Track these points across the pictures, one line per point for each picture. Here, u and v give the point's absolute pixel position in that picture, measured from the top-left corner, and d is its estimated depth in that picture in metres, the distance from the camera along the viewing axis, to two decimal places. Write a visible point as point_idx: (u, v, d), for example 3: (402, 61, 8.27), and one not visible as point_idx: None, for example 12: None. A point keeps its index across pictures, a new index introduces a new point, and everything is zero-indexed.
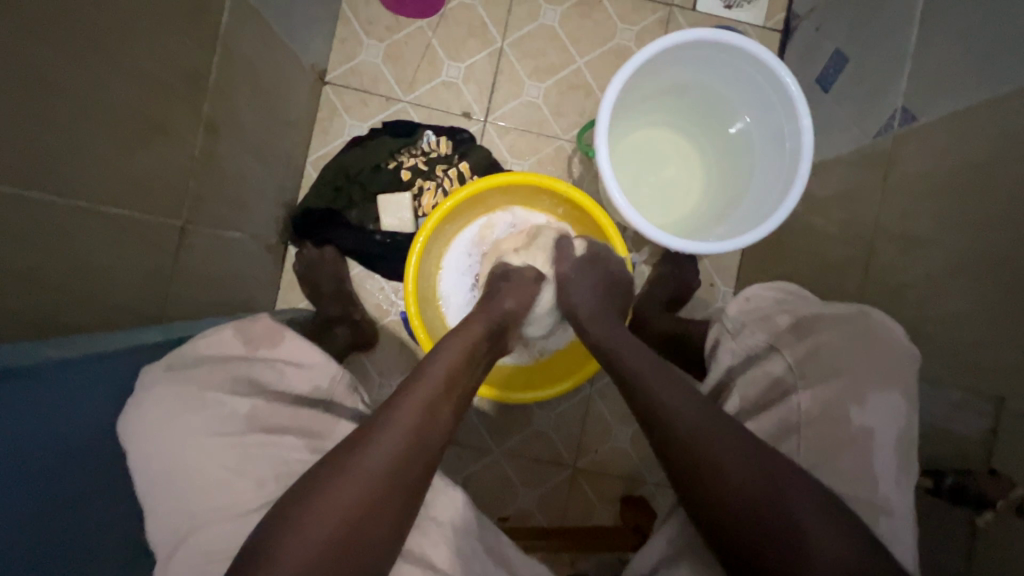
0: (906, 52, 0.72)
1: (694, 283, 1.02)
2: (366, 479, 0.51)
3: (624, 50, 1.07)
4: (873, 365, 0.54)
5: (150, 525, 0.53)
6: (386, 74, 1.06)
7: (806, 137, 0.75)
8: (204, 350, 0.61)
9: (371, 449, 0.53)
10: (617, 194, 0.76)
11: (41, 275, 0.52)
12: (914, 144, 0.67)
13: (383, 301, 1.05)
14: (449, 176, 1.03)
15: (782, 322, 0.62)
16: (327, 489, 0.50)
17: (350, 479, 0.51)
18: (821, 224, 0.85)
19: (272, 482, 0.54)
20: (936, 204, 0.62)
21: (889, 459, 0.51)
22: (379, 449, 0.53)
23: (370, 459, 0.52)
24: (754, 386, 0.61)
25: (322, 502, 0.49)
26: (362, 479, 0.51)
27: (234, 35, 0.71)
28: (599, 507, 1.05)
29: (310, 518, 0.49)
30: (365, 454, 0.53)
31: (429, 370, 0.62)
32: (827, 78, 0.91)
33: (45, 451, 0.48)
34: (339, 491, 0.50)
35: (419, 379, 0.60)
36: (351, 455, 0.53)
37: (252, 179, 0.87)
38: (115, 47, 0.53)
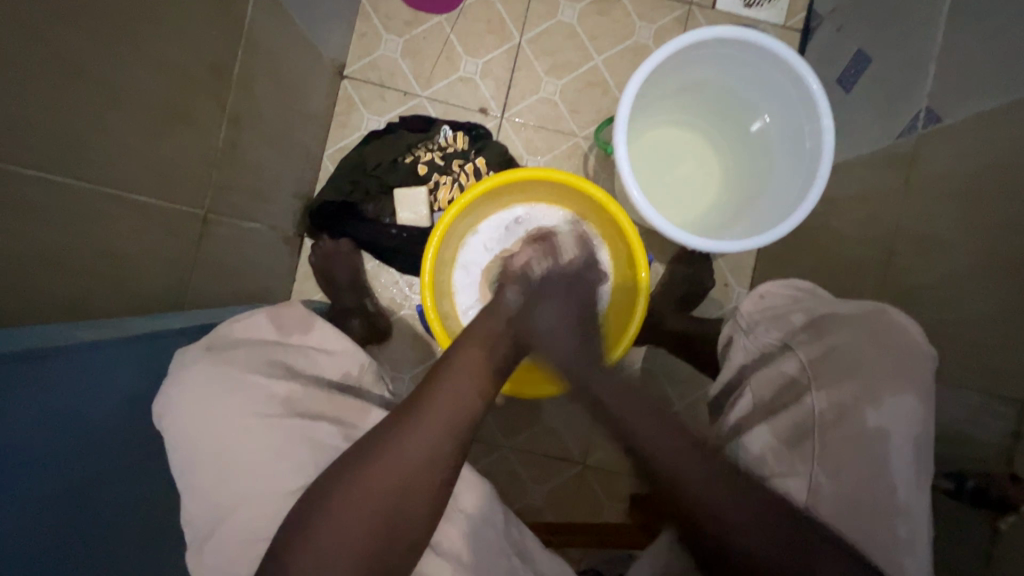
0: (931, 51, 0.71)
1: (709, 283, 1.02)
2: (395, 473, 0.53)
3: (642, 48, 1.06)
4: (887, 366, 0.54)
5: (188, 502, 0.54)
6: (404, 68, 1.06)
7: (826, 138, 0.75)
8: (240, 334, 0.63)
9: (405, 438, 0.55)
10: (634, 190, 0.76)
11: (68, 260, 0.53)
12: (937, 146, 0.66)
13: (397, 295, 1.06)
14: (465, 171, 1.02)
15: (796, 321, 0.63)
16: (365, 474, 0.52)
17: (387, 467, 0.53)
18: (839, 225, 0.85)
19: (314, 463, 0.55)
20: (959, 207, 0.62)
21: (906, 457, 0.50)
22: (416, 436, 0.56)
23: (406, 447, 0.55)
24: (768, 385, 0.61)
25: (364, 485, 0.52)
26: (398, 465, 0.54)
27: (257, 28, 0.72)
28: (607, 505, 1.05)
29: (345, 502, 0.51)
30: (403, 442, 0.55)
31: (453, 368, 0.63)
32: (849, 78, 0.90)
33: (73, 432, 0.49)
34: (375, 480, 0.52)
35: (447, 377, 0.62)
36: (385, 444, 0.54)
37: (271, 171, 0.87)
38: (143, 38, 0.54)
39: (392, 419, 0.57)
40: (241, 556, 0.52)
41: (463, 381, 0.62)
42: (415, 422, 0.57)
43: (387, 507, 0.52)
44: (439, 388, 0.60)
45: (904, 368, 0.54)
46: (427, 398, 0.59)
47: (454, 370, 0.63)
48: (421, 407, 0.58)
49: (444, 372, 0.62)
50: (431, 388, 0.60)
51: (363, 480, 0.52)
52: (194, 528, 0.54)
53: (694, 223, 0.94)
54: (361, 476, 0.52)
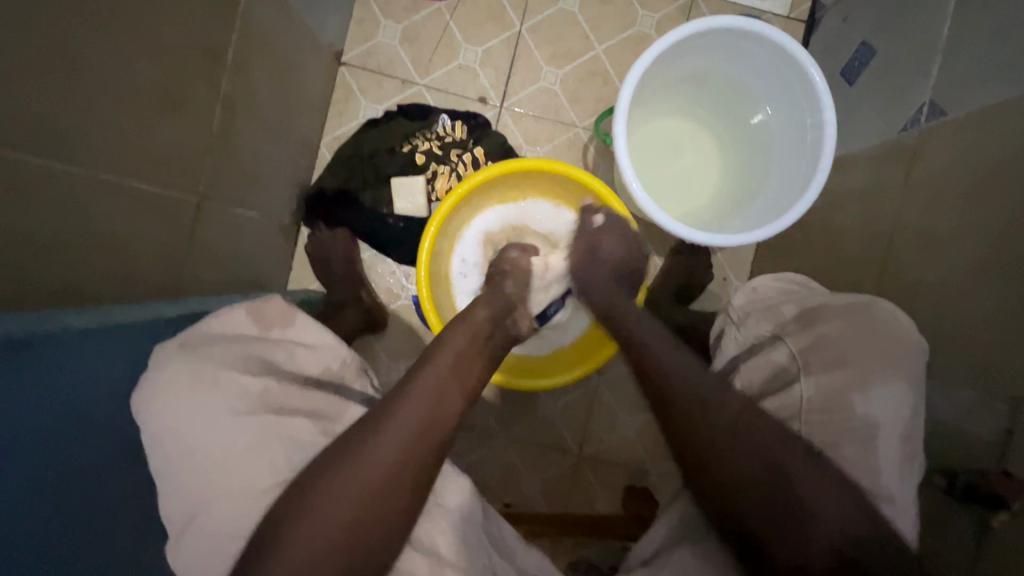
0: (936, 44, 0.70)
1: (706, 276, 1.02)
2: (382, 454, 0.54)
3: (644, 37, 1.05)
4: (875, 354, 0.52)
5: (165, 498, 0.53)
6: (402, 55, 1.05)
7: (829, 131, 0.74)
8: (218, 330, 0.62)
9: (377, 437, 0.55)
10: (633, 183, 0.75)
11: (59, 246, 0.53)
12: (941, 140, 0.66)
13: (394, 285, 1.06)
14: (463, 161, 1.02)
15: (788, 313, 0.61)
16: (335, 477, 0.52)
17: (358, 468, 0.53)
18: (839, 219, 0.84)
19: (285, 463, 0.54)
20: (960, 203, 0.61)
21: (891, 449, 0.49)
22: (387, 434, 0.55)
23: (379, 446, 0.54)
24: (756, 373, 0.59)
25: (334, 488, 0.51)
26: (385, 446, 0.54)
27: (253, 12, 0.71)
28: (602, 495, 1.05)
29: (338, 482, 0.52)
30: (374, 442, 0.54)
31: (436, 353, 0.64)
32: (852, 71, 0.89)
33: (63, 419, 0.48)
34: (343, 484, 0.51)
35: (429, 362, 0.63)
36: (375, 422, 0.56)
37: (267, 158, 0.86)
38: (135, 20, 0.53)
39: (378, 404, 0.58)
40: (216, 558, 0.51)
41: (440, 376, 0.62)
42: (384, 420, 0.56)
43: (371, 491, 0.52)
44: (412, 385, 0.60)
45: (894, 353, 0.52)
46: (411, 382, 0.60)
47: (428, 367, 0.62)
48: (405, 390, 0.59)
49: (419, 371, 0.62)
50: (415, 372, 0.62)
51: (332, 485, 0.51)
52: (173, 522, 0.53)
53: (695, 215, 0.93)
54: (331, 482, 0.52)
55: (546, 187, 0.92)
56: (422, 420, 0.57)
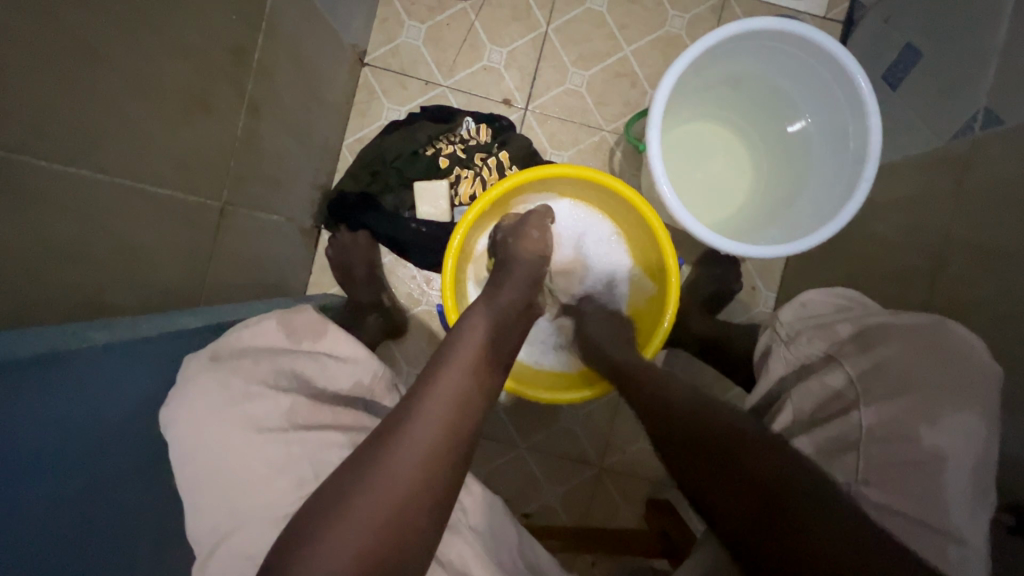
0: (992, 49, 0.66)
1: (736, 286, 0.99)
2: (406, 462, 0.51)
3: (675, 38, 1.02)
4: (940, 381, 0.50)
5: (192, 518, 0.52)
6: (426, 56, 1.03)
7: (874, 138, 0.71)
8: (247, 342, 0.61)
9: (404, 432, 0.52)
10: (667, 192, 0.72)
11: (84, 253, 0.51)
12: (998, 150, 0.62)
13: (415, 290, 1.04)
14: (487, 166, 0.99)
15: (843, 331, 0.59)
16: (363, 477, 0.49)
17: (388, 466, 0.50)
18: (881, 230, 0.81)
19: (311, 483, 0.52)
20: (1022, 219, 0.57)
21: (962, 482, 0.45)
22: (414, 428, 0.53)
23: (407, 443, 0.51)
24: (809, 398, 0.57)
25: (366, 488, 0.49)
26: (408, 454, 0.51)
27: (279, 11, 0.69)
28: (623, 507, 1.03)
29: (363, 497, 0.48)
30: (400, 438, 0.52)
31: (453, 351, 0.61)
32: (896, 74, 0.85)
33: (87, 435, 0.47)
34: (371, 491, 0.48)
35: (447, 360, 0.60)
36: (396, 429, 0.52)
37: (290, 161, 0.85)
38: (162, 21, 0.51)
39: (397, 410, 0.55)
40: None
41: (464, 369, 0.59)
42: (411, 415, 0.54)
43: (397, 503, 0.49)
44: (436, 378, 0.57)
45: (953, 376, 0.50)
46: (430, 383, 0.57)
47: (449, 360, 0.60)
48: (423, 393, 0.56)
49: (441, 364, 0.59)
50: (433, 372, 0.58)
51: (364, 485, 0.49)
52: (200, 543, 0.51)
53: (728, 224, 0.90)
54: (359, 488, 0.49)
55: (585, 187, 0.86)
56: (449, 415, 0.55)
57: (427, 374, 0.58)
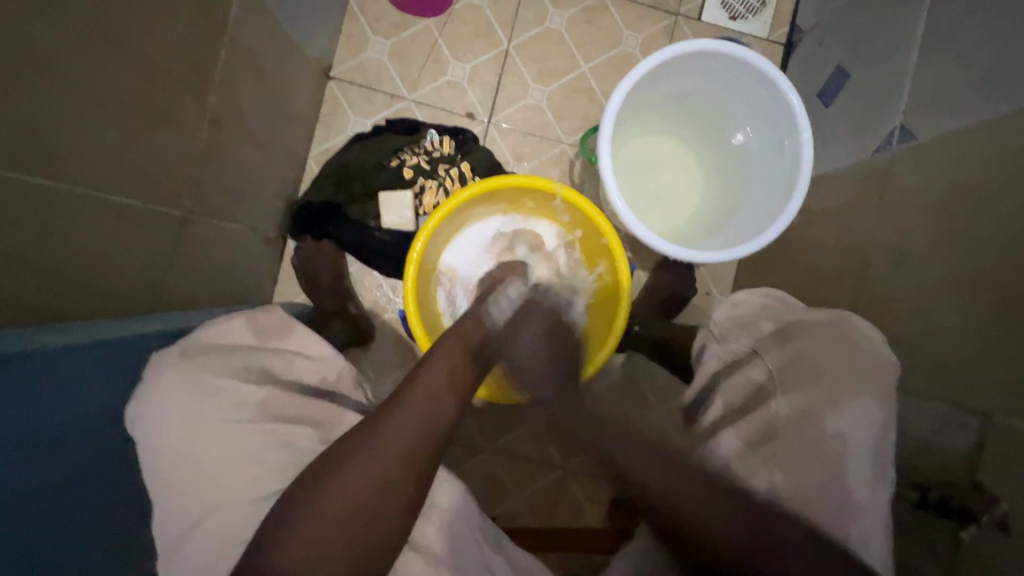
0: (905, 71, 0.73)
1: (690, 291, 1.03)
2: (378, 460, 0.54)
3: (629, 56, 1.08)
4: (850, 368, 0.56)
5: (156, 513, 0.53)
6: (391, 70, 1.06)
7: (806, 151, 0.76)
8: (213, 339, 0.62)
9: (384, 428, 0.56)
10: (618, 201, 0.76)
11: (41, 260, 0.52)
12: (910, 162, 0.68)
13: (381, 298, 1.05)
14: (450, 176, 1.03)
15: (765, 329, 0.64)
16: (333, 479, 0.52)
17: (364, 456, 0.54)
18: (817, 236, 0.86)
19: (281, 474, 0.55)
20: (931, 224, 0.63)
21: (862, 465, 0.51)
22: (392, 424, 0.57)
23: (386, 437, 0.56)
24: (738, 392, 0.63)
25: (337, 484, 0.52)
26: (381, 452, 0.54)
27: (241, 27, 0.71)
28: (588, 508, 1.05)
29: (333, 488, 0.51)
30: (374, 441, 0.55)
31: (432, 363, 0.65)
32: (828, 93, 0.92)
33: (44, 439, 0.48)
34: (341, 483, 0.52)
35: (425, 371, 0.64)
36: (372, 428, 0.56)
37: (254, 170, 0.86)
38: (123, 37, 0.53)
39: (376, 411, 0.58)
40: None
41: (444, 376, 0.64)
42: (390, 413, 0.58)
43: (366, 496, 0.52)
44: (414, 386, 0.62)
45: (872, 372, 0.55)
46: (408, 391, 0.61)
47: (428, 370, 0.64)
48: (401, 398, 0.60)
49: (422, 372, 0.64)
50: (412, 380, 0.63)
51: (339, 476, 0.52)
52: (163, 542, 0.52)
53: (679, 231, 0.94)
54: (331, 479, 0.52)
55: (507, 203, 0.94)
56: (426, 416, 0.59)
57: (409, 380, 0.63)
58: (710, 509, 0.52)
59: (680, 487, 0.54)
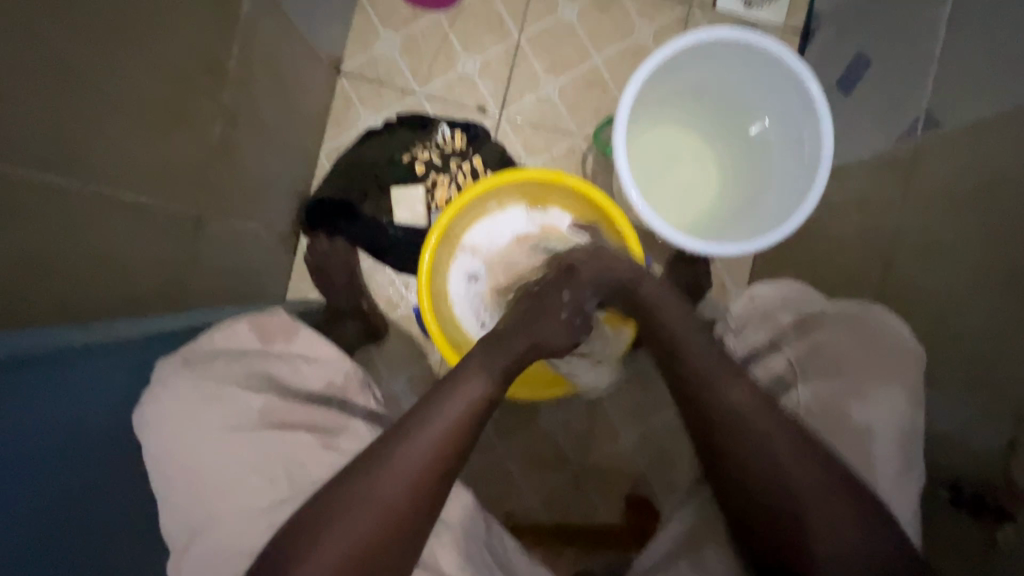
0: (930, 57, 0.71)
1: (706, 284, 1.02)
2: (381, 498, 0.52)
3: (642, 47, 1.06)
4: (871, 359, 0.55)
5: (165, 514, 0.54)
6: (402, 65, 1.05)
7: (826, 141, 0.75)
8: (219, 344, 0.61)
9: (377, 484, 0.52)
10: (633, 193, 0.75)
11: (59, 260, 0.52)
12: (936, 153, 0.66)
13: (394, 294, 1.05)
14: (463, 170, 1.03)
15: (785, 320, 0.63)
16: (336, 513, 0.51)
17: (350, 519, 0.51)
18: (838, 228, 0.84)
19: (281, 479, 0.55)
20: (958, 215, 0.62)
21: (890, 456, 0.52)
22: (386, 480, 0.52)
23: (378, 494, 0.52)
24: (755, 383, 0.61)
25: (339, 520, 0.50)
26: (384, 491, 0.52)
27: (252, 23, 0.71)
28: (603, 505, 1.05)
29: (333, 526, 0.50)
30: (379, 477, 0.53)
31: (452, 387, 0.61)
32: (849, 81, 0.89)
33: (63, 439, 0.48)
34: (342, 519, 0.50)
35: (445, 395, 0.60)
36: (381, 462, 0.53)
37: (266, 168, 0.86)
38: (135, 35, 0.53)
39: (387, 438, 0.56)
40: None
41: (448, 420, 0.58)
42: (385, 464, 0.53)
43: (369, 535, 0.51)
44: (429, 413, 0.58)
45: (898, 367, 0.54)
46: (423, 418, 0.57)
47: (448, 394, 0.60)
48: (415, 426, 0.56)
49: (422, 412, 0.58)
50: (429, 404, 0.59)
51: (342, 512, 0.51)
52: (173, 540, 0.53)
53: (694, 224, 0.93)
54: (333, 514, 0.51)
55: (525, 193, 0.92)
56: (424, 467, 0.54)
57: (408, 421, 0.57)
58: (809, 474, 0.51)
59: (775, 442, 0.53)
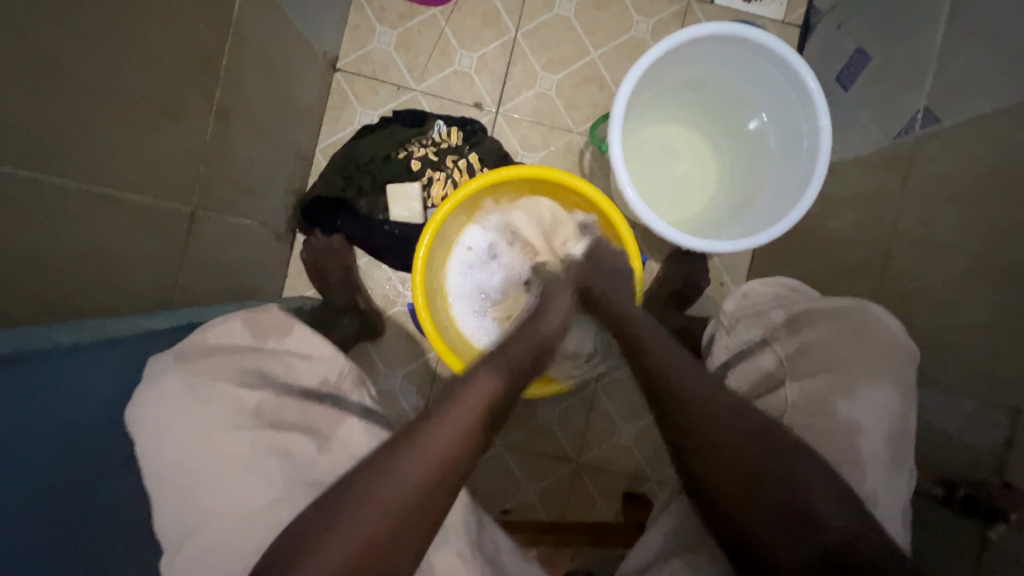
0: (929, 51, 0.70)
1: (704, 282, 1.01)
2: (410, 477, 0.52)
3: (640, 43, 1.05)
4: (867, 359, 0.55)
5: (159, 516, 0.53)
6: (398, 62, 1.05)
7: (824, 137, 0.74)
8: (212, 342, 0.62)
9: (421, 446, 0.55)
10: (629, 190, 0.75)
11: (52, 257, 0.52)
12: (935, 148, 0.66)
13: (390, 292, 1.05)
14: (459, 168, 1.02)
15: (776, 316, 0.63)
16: (370, 493, 0.50)
17: (383, 498, 0.50)
18: (836, 225, 0.84)
19: (278, 477, 0.54)
20: (956, 212, 0.61)
21: (887, 462, 0.51)
22: (416, 461, 0.53)
23: (406, 474, 0.52)
24: (747, 381, 0.61)
25: (373, 502, 0.50)
26: (414, 472, 0.52)
27: (246, 20, 0.70)
28: (600, 503, 1.05)
29: (367, 507, 0.49)
30: (411, 459, 0.53)
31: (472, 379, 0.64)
32: (848, 76, 0.89)
33: (56, 436, 0.48)
34: (377, 499, 0.50)
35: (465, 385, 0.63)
36: (412, 444, 0.54)
37: (262, 165, 0.86)
38: (128, 33, 0.52)
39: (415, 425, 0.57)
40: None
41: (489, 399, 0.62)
42: (431, 431, 0.56)
43: (399, 519, 0.50)
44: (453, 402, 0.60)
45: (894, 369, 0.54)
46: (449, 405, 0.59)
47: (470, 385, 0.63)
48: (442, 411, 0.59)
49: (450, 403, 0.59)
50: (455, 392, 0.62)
51: (378, 491, 0.50)
52: (166, 542, 0.52)
53: (690, 220, 0.92)
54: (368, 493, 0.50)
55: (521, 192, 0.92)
56: (464, 429, 0.58)
57: (451, 397, 0.61)
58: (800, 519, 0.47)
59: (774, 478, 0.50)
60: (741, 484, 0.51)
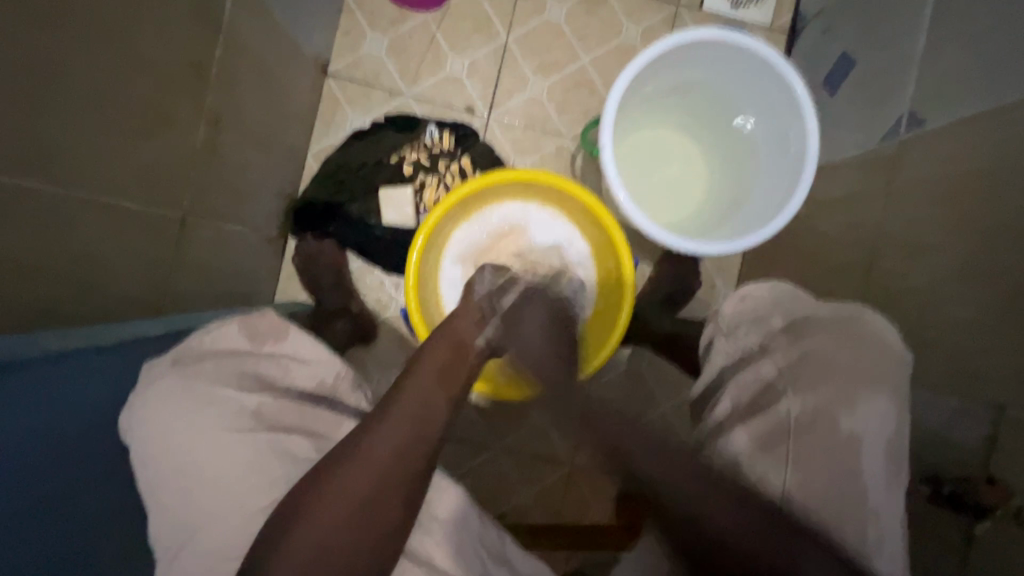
0: (912, 57, 0.71)
1: (695, 282, 1.03)
2: (372, 465, 0.55)
3: (629, 48, 1.06)
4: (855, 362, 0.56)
5: (154, 522, 0.53)
6: (390, 67, 1.05)
7: (811, 141, 0.75)
8: (208, 346, 0.61)
9: (369, 443, 0.56)
10: (620, 194, 0.75)
11: (44, 264, 0.52)
12: (919, 151, 0.67)
13: (383, 296, 1.05)
14: (451, 172, 1.03)
15: (776, 324, 0.64)
16: (330, 486, 0.53)
17: (345, 487, 0.53)
18: (823, 227, 0.85)
19: (281, 480, 0.55)
20: (939, 214, 0.62)
21: (873, 460, 0.52)
22: (376, 449, 0.56)
23: (369, 462, 0.55)
24: (746, 390, 0.61)
25: (333, 495, 0.52)
26: (373, 461, 0.55)
27: (237, 26, 0.70)
28: (593, 504, 1.05)
29: (327, 499, 0.52)
30: (369, 448, 0.55)
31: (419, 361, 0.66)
32: (834, 80, 0.90)
33: (50, 442, 0.48)
34: (331, 494, 0.52)
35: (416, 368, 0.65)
36: (367, 433, 0.57)
37: (254, 170, 0.86)
38: (120, 41, 0.52)
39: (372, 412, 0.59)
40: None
41: (429, 391, 0.62)
42: (371, 432, 0.57)
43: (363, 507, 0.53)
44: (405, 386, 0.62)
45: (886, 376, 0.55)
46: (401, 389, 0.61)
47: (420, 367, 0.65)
48: (397, 394, 0.61)
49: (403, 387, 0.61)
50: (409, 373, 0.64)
51: (334, 485, 0.53)
52: (163, 549, 0.52)
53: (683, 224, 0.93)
54: (324, 487, 0.53)
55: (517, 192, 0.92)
56: (423, 416, 0.60)
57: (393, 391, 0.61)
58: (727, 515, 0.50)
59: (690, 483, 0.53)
60: (689, 489, 0.52)
